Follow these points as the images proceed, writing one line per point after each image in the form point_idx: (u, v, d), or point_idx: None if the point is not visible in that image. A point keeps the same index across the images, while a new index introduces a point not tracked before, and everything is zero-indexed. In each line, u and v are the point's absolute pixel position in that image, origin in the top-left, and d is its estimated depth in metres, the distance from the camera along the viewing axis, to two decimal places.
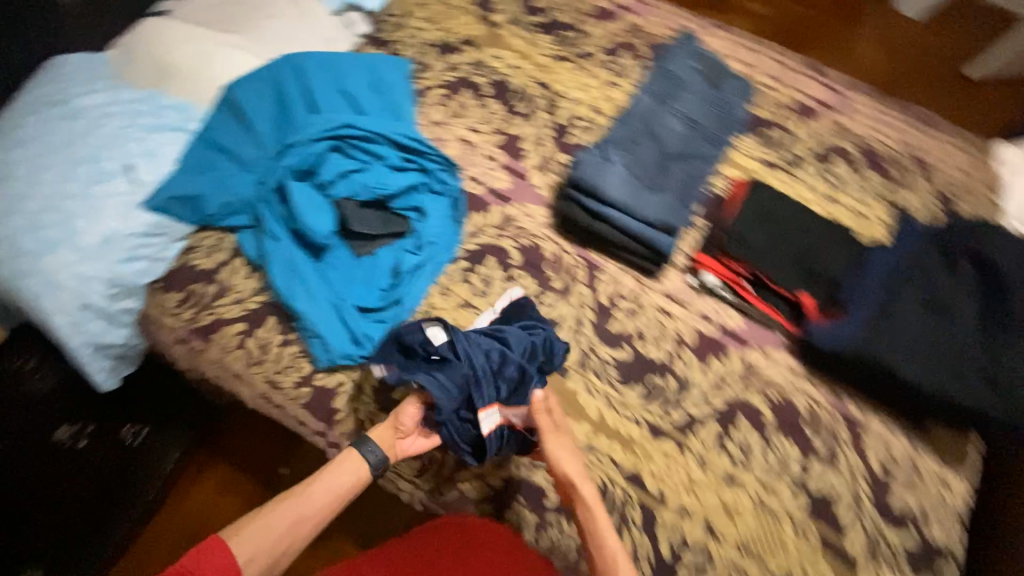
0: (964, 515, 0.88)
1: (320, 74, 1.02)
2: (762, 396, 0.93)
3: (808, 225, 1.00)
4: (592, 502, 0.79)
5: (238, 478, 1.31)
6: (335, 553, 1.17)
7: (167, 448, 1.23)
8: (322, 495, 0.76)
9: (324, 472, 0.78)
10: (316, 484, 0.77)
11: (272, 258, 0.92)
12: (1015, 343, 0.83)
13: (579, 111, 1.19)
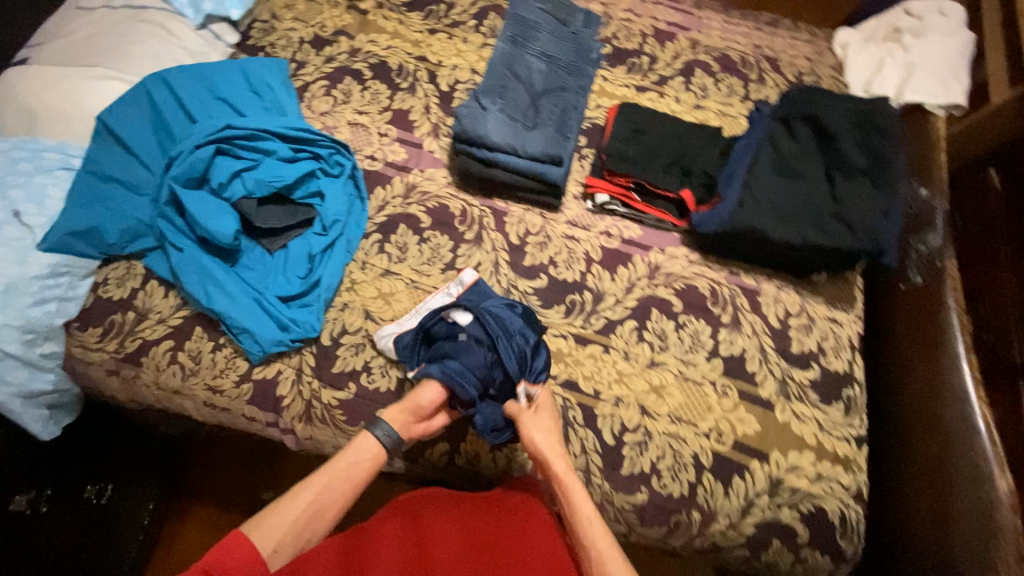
0: (855, 344, 1.02)
1: (196, 89, 1.06)
2: (669, 288, 1.04)
3: (676, 131, 1.12)
4: (565, 477, 0.81)
5: (223, 515, 1.33)
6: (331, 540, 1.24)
7: (141, 502, 1.23)
8: (329, 476, 0.78)
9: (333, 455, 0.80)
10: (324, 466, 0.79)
11: (182, 268, 0.94)
12: (853, 186, 0.95)
13: (459, 75, 1.25)
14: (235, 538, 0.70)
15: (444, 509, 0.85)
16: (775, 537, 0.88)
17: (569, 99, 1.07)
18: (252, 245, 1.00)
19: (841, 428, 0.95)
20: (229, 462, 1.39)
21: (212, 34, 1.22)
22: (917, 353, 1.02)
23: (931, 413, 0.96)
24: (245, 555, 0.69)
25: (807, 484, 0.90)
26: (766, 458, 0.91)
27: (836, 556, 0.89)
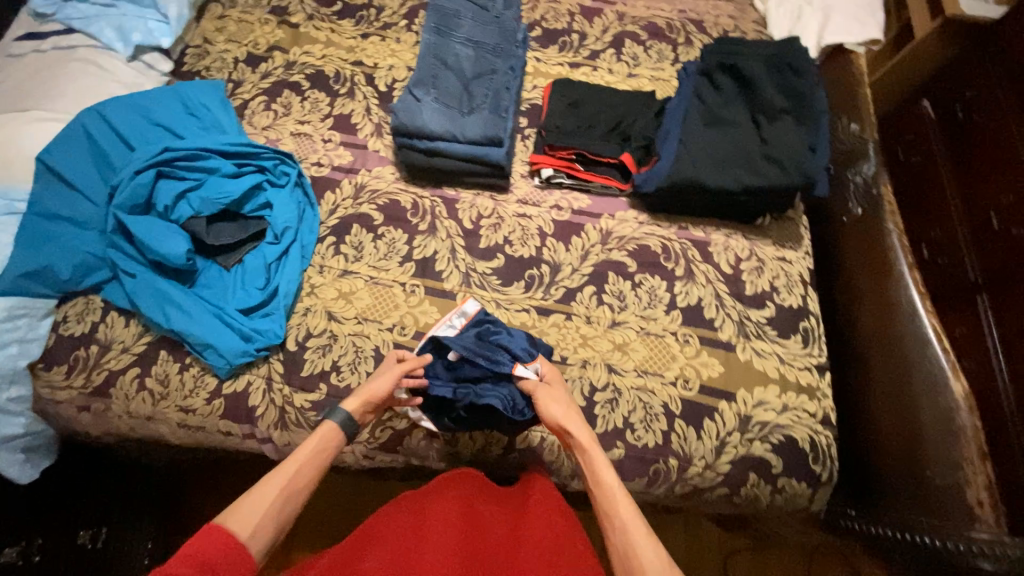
0: (807, 278, 1.06)
1: (133, 119, 1.06)
2: (622, 250, 1.07)
3: (610, 101, 1.16)
4: (587, 443, 0.81)
5: None
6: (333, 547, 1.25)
7: (139, 543, 1.17)
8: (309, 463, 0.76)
9: (308, 441, 0.78)
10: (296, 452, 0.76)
11: (138, 294, 0.94)
12: (779, 126, 1.00)
13: (396, 74, 1.27)
14: (211, 530, 0.63)
15: (440, 495, 0.81)
16: (751, 471, 0.91)
17: (501, 81, 1.10)
18: (208, 264, 1.01)
19: (802, 359, 0.98)
20: (232, 489, 1.30)
21: (145, 65, 1.23)
22: (866, 279, 1.06)
23: (883, 334, 1.00)
24: (225, 544, 0.63)
25: (775, 416, 0.93)
26: (732, 398, 0.94)
27: (812, 481, 0.92)
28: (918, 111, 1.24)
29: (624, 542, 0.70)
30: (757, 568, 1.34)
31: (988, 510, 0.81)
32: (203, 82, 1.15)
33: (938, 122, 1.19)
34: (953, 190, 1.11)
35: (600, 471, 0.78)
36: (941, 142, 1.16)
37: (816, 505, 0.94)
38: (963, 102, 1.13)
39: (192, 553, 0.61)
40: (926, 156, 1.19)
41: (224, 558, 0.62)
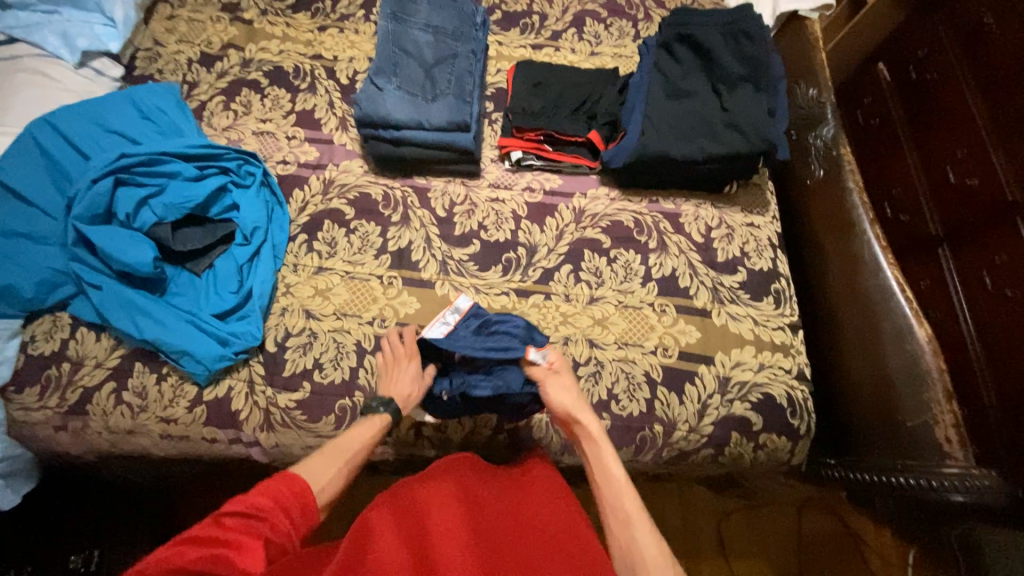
0: (775, 241, 1.09)
1: (84, 126, 1.03)
2: (596, 227, 1.08)
3: (573, 80, 1.16)
4: (598, 436, 0.83)
5: None
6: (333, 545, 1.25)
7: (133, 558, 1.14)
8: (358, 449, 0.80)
9: (362, 425, 0.83)
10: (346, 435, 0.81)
11: (106, 306, 0.92)
12: (739, 94, 1.02)
13: (358, 66, 1.24)
14: (289, 475, 0.70)
15: (441, 485, 0.80)
16: (734, 430, 0.94)
17: (464, 65, 1.09)
18: (177, 270, 0.99)
19: (775, 319, 1.01)
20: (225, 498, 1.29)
21: (94, 71, 1.18)
22: (832, 238, 1.10)
23: (850, 290, 1.04)
24: (301, 491, 0.69)
25: (753, 375, 0.97)
26: (711, 361, 0.97)
27: (791, 434, 0.96)
28: (874, 73, 1.27)
29: (626, 539, 0.75)
30: (748, 525, 1.39)
31: (956, 446, 0.85)
32: (156, 84, 1.11)
33: (893, 83, 1.22)
34: (910, 147, 1.14)
35: (607, 464, 0.81)
36: (896, 102, 1.20)
37: (797, 457, 0.98)
38: (915, 61, 1.17)
39: (271, 491, 0.67)
40: (884, 117, 1.22)
41: (299, 502, 0.68)
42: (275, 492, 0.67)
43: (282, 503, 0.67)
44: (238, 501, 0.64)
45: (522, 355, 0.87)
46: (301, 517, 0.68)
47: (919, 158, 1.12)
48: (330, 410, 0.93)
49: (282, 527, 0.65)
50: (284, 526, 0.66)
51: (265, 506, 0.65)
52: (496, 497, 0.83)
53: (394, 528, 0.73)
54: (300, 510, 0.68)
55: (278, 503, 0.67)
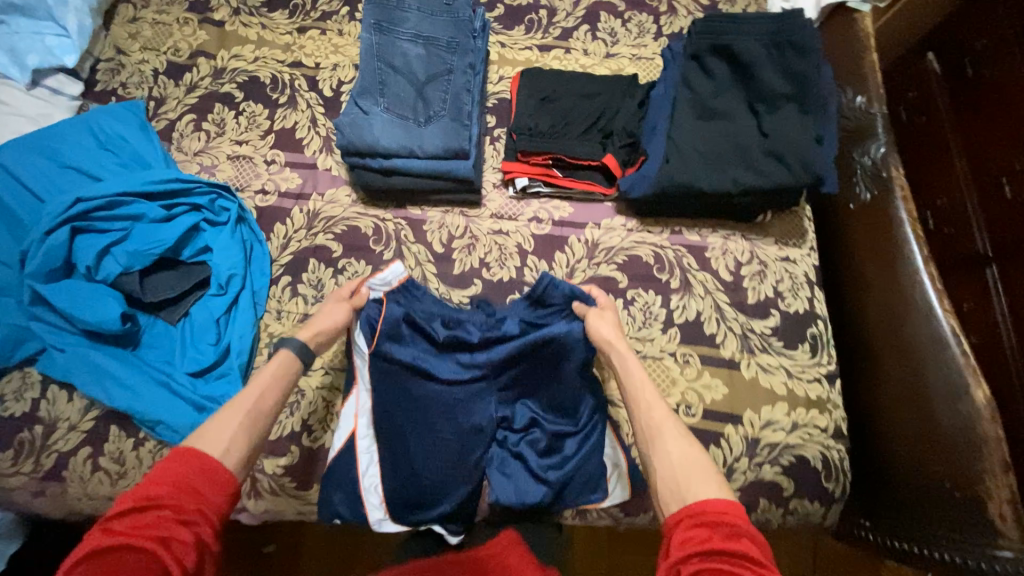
0: (813, 278, 0.97)
1: (35, 162, 0.91)
2: (611, 263, 0.97)
3: (586, 91, 1.02)
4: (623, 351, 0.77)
5: None
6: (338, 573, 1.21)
7: None
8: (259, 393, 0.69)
9: (267, 365, 0.73)
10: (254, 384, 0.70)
11: (70, 370, 0.83)
12: (781, 116, 0.88)
13: (342, 75, 1.11)
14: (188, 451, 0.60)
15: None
16: (762, 496, 0.86)
17: (460, 82, 0.94)
18: (151, 320, 0.90)
19: (811, 371, 0.91)
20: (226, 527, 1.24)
21: (49, 90, 1.05)
22: (879, 274, 0.97)
23: (896, 335, 0.93)
24: (196, 465, 0.59)
25: (785, 436, 0.87)
26: (739, 421, 0.88)
27: (825, 498, 0.87)
28: (922, 64, 1.11)
29: (647, 421, 0.68)
30: None
31: (1011, 526, 0.76)
32: (119, 106, 0.99)
33: (943, 80, 1.06)
34: (961, 157, 1.00)
35: (643, 391, 0.71)
36: (946, 102, 1.04)
37: (830, 520, 0.89)
38: (971, 55, 1.00)
39: (167, 473, 0.58)
40: (933, 115, 1.07)
41: (202, 478, 0.58)
42: (176, 476, 0.57)
43: (185, 485, 0.57)
44: (132, 493, 0.56)
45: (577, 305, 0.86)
46: (211, 483, 0.59)
47: (970, 172, 0.99)
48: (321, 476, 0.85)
49: (190, 505, 0.56)
50: (188, 507, 0.56)
51: (160, 494, 0.56)
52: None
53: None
54: (204, 483, 0.58)
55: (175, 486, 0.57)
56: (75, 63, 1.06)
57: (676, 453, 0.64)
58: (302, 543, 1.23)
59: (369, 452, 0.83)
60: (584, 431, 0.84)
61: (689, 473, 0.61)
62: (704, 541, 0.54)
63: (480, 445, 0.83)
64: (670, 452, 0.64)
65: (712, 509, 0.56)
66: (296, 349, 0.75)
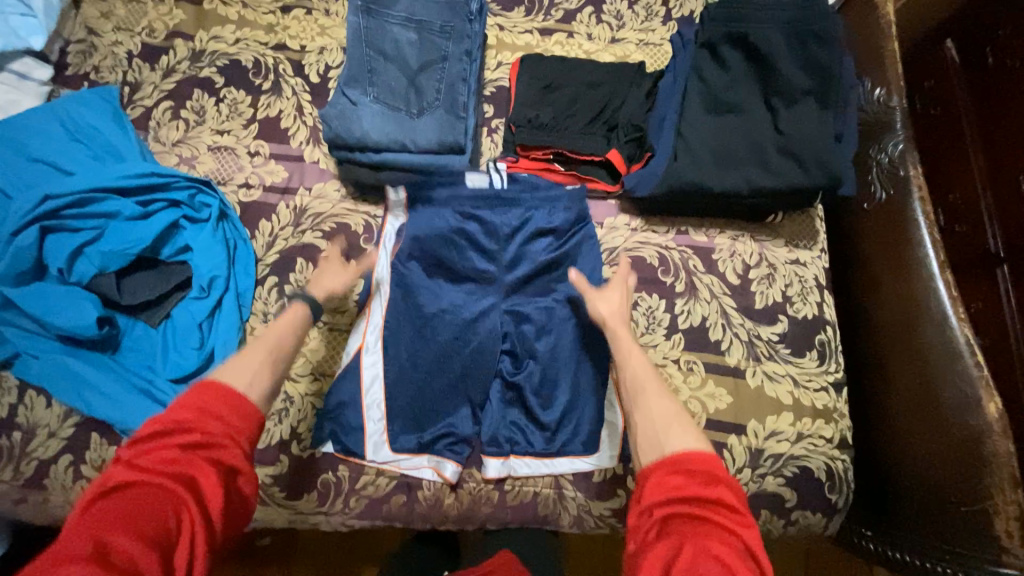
0: (823, 282, 0.93)
1: (1, 155, 0.85)
2: (613, 265, 0.93)
3: (590, 80, 0.96)
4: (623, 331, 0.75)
5: None
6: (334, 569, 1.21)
7: None
8: (279, 332, 0.69)
9: (281, 316, 0.72)
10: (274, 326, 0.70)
11: (46, 378, 0.79)
12: (798, 112, 0.82)
13: (330, 59, 1.04)
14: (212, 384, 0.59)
15: None
16: (764, 508, 0.84)
17: (456, 70, 0.88)
18: (131, 324, 0.86)
19: (818, 379, 0.88)
20: None
21: (15, 74, 0.98)
22: (891, 278, 0.93)
23: (906, 342, 0.90)
24: (221, 394, 0.59)
25: (789, 447, 0.85)
26: (743, 432, 0.85)
27: (827, 510, 0.85)
28: (937, 50, 1.03)
29: (634, 398, 0.66)
30: None
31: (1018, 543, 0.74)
32: (91, 92, 0.93)
33: (961, 69, 0.99)
34: (977, 153, 0.95)
35: (639, 371, 0.68)
36: (965, 93, 0.98)
37: (831, 530, 0.88)
38: (994, 43, 0.93)
39: (189, 403, 0.57)
40: (948, 106, 1.00)
41: (225, 407, 0.58)
42: (197, 407, 0.57)
43: (207, 416, 0.57)
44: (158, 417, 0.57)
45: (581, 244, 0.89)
46: (236, 415, 0.58)
47: (986, 171, 0.94)
48: (311, 486, 0.83)
49: (217, 432, 0.56)
50: (213, 432, 0.56)
51: (180, 425, 0.55)
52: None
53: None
54: (227, 414, 0.58)
55: (199, 418, 0.56)
56: (42, 45, 0.98)
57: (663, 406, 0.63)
58: (296, 543, 1.22)
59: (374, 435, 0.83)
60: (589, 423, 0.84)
61: (673, 426, 0.60)
62: (676, 493, 0.54)
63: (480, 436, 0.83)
64: (657, 405, 0.63)
65: (693, 460, 0.55)
66: (312, 308, 0.75)
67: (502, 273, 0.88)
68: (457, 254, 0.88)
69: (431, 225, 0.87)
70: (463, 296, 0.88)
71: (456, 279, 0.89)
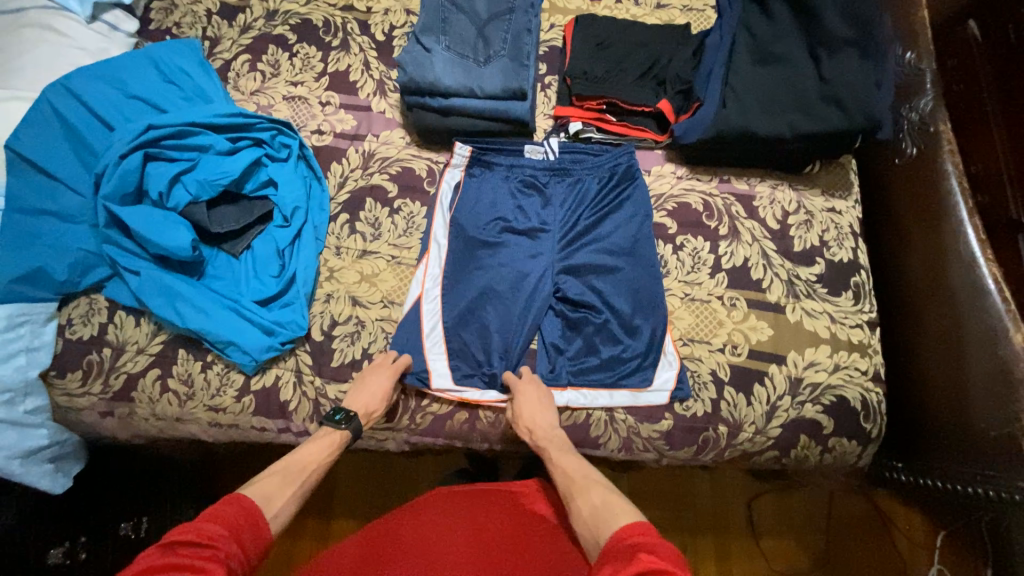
0: (857, 230, 0.99)
1: (105, 93, 0.93)
2: (661, 210, 0.99)
3: (641, 38, 1.03)
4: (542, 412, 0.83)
5: None
6: (374, 510, 1.26)
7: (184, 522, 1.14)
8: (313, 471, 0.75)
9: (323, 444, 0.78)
10: (297, 455, 0.75)
11: (144, 291, 0.86)
12: (841, 61, 0.89)
13: (394, 19, 1.11)
14: (237, 498, 0.64)
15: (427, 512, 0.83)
16: (803, 433, 0.89)
17: (521, 22, 0.96)
18: (215, 252, 0.93)
19: (853, 317, 0.94)
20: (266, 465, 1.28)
21: (107, 26, 1.06)
22: (920, 227, 0.99)
23: (937, 284, 0.95)
24: (250, 512, 0.63)
25: (827, 377, 0.90)
26: (783, 361, 0.91)
27: (862, 438, 0.91)
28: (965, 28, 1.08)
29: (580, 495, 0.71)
30: (781, 508, 1.38)
31: None
32: (179, 42, 1.00)
33: (985, 48, 1.00)
34: (1001, 127, 0.96)
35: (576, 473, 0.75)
36: None
37: (864, 460, 0.93)
38: (1015, 21, 0.96)
39: (219, 514, 0.60)
40: (971, 83, 1.01)
41: (246, 521, 0.62)
42: (221, 517, 0.60)
43: (231, 527, 0.60)
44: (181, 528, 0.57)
45: (636, 182, 0.97)
46: (249, 523, 0.62)
47: (1011, 142, 0.94)
48: None
49: (234, 543, 0.59)
50: (233, 547, 0.58)
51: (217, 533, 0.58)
52: (445, 495, 0.88)
53: (351, 557, 0.75)
54: (246, 520, 0.62)
55: (227, 527, 0.59)
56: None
57: (573, 477, 0.74)
58: (337, 484, 1.28)
59: (440, 353, 0.89)
60: (643, 353, 0.89)
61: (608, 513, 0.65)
62: (630, 556, 0.55)
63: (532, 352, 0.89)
64: (570, 475, 0.75)
65: (624, 536, 0.59)
66: (353, 434, 0.81)
67: (555, 215, 0.96)
68: (515, 209, 0.97)
69: (493, 179, 0.98)
70: (522, 247, 0.95)
71: (515, 232, 0.95)
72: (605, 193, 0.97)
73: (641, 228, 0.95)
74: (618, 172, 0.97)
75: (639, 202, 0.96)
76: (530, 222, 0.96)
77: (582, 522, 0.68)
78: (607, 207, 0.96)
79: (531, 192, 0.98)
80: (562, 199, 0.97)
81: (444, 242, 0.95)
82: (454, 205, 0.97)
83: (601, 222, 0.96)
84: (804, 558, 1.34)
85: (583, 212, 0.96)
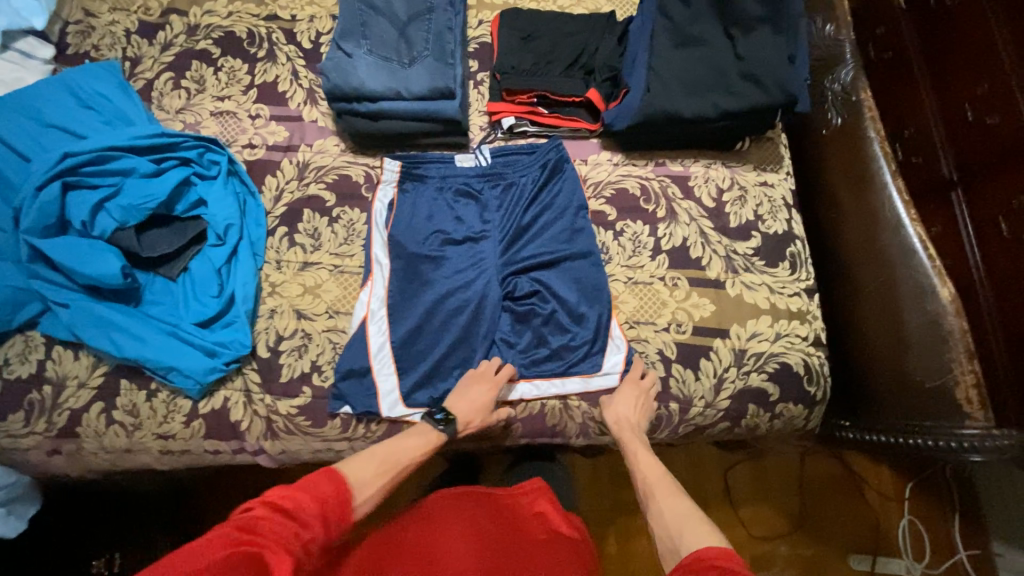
0: (790, 201, 1.02)
1: (19, 123, 0.90)
2: (599, 198, 1.00)
3: (568, 29, 1.03)
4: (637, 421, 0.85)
5: None
6: None
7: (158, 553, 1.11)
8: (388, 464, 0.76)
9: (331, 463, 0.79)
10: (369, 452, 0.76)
11: (77, 324, 0.84)
12: (755, 39, 0.92)
13: (320, 26, 1.10)
14: (331, 471, 0.66)
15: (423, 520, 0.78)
16: (751, 403, 0.92)
17: (442, 20, 0.96)
18: (150, 277, 0.91)
19: (791, 285, 0.97)
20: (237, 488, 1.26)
21: (20, 54, 1.02)
22: (849, 192, 1.02)
23: (869, 247, 0.98)
24: (341, 487, 0.64)
25: (769, 346, 0.93)
26: (727, 334, 0.93)
27: (808, 401, 0.94)
28: None
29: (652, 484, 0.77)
30: (757, 477, 1.41)
31: (977, 406, 0.84)
32: (95, 65, 0.97)
33: None
34: None
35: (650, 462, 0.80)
36: None
37: (812, 423, 0.97)
38: None
39: (316, 486, 0.62)
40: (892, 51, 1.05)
41: (337, 495, 0.63)
42: (315, 489, 0.61)
43: (324, 499, 0.61)
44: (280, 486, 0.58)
45: (569, 174, 0.99)
46: (337, 497, 0.63)
47: None
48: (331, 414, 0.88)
49: (321, 514, 0.59)
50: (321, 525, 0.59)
51: (310, 503, 0.59)
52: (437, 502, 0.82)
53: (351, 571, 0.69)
54: (334, 495, 0.63)
55: (323, 501, 0.60)
56: (43, 25, 1.03)
57: (650, 480, 0.78)
58: None
59: (387, 359, 0.88)
60: (591, 340, 0.90)
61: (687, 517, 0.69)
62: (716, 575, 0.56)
63: (481, 348, 0.90)
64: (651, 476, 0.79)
65: (706, 556, 0.60)
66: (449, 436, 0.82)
67: (494, 215, 0.97)
68: (453, 216, 0.97)
69: (427, 188, 0.98)
70: (464, 256, 0.95)
71: (455, 243, 0.96)
72: (542, 189, 0.98)
73: (577, 220, 0.96)
74: (551, 166, 0.98)
75: (574, 194, 0.97)
76: (469, 224, 0.97)
77: (661, 522, 0.71)
78: (544, 202, 0.97)
79: (468, 200, 0.99)
80: (499, 199, 0.98)
81: (384, 249, 0.94)
82: (389, 215, 0.96)
83: (539, 217, 0.97)
84: (781, 521, 1.37)
85: (520, 209, 0.97)
